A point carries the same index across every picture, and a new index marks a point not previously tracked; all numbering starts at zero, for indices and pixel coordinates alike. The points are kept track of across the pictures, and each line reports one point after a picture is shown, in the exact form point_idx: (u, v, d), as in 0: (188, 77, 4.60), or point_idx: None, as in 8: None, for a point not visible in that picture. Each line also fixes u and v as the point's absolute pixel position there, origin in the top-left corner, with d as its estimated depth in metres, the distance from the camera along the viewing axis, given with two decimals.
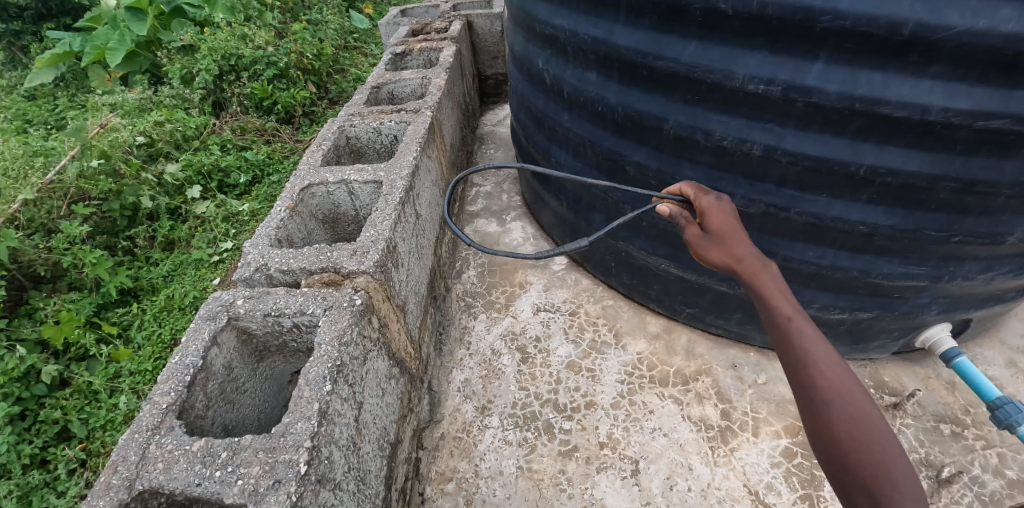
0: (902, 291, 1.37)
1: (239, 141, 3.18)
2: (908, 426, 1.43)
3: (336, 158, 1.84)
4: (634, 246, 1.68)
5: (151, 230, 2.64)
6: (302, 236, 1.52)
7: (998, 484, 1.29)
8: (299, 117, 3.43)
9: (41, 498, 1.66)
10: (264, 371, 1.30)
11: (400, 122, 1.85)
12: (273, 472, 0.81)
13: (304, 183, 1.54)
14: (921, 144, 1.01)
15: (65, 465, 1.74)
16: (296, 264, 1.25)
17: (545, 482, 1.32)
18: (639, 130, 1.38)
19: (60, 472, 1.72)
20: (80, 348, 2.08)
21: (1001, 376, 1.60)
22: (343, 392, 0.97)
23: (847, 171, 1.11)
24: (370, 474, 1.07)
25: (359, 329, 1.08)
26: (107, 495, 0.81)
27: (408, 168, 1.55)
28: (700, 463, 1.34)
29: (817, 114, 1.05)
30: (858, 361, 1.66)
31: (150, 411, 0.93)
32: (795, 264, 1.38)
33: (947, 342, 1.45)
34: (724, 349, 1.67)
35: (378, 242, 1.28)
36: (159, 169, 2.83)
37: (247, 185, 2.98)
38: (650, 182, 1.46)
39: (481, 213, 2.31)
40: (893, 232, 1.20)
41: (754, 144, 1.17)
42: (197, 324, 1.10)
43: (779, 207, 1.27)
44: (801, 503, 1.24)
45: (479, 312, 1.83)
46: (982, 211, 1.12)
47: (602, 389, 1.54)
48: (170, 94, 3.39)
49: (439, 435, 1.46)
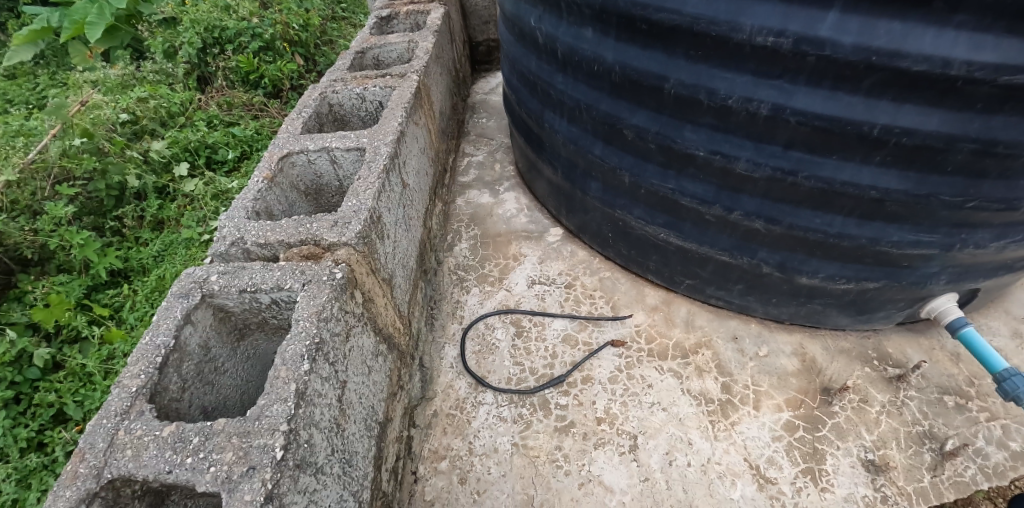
0: (910, 259, 1.31)
1: (226, 117, 3.07)
2: (911, 398, 1.39)
3: (318, 127, 1.76)
4: (632, 216, 1.62)
5: (139, 210, 2.55)
6: (283, 208, 1.46)
7: (1000, 456, 1.26)
8: (287, 92, 3.31)
9: (41, 480, 1.62)
10: (246, 351, 1.25)
11: (385, 87, 1.75)
12: (247, 459, 0.76)
13: (283, 151, 1.46)
14: (939, 101, 0.95)
15: (62, 447, 1.71)
16: (273, 237, 1.18)
17: (541, 459, 1.28)
18: (638, 90, 1.30)
19: (58, 454, 1.68)
20: (72, 330, 2.03)
21: (1006, 347, 1.56)
22: (324, 372, 0.93)
23: (860, 131, 1.04)
24: (356, 455, 1.02)
25: (340, 304, 1.02)
26: (74, 485, 0.77)
27: (393, 134, 1.47)
28: (700, 438, 1.30)
29: (829, 69, 0.98)
30: (861, 332, 1.60)
31: (118, 395, 0.88)
32: (800, 232, 1.31)
33: (954, 312, 1.40)
34: (725, 321, 1.63)
35: (361, 212, 1.21)
36: (144, 146, 2.73)
37: (235, 161, 2.88)
38: (649, 146, 1.38)
39: (473, 184, 2.24)
40: (905, 197, 1.13)
41: (762, 103, 1.09)
42: (168, 301, 1.05)
43: (785, 172, 1.19)
44: (802, 477, 1.22)
45: (473, 286, 1.77)
46: (999, 174, 1.05)
47: (599, 362, 1.50)
48: (154, 70, 3.28)
49: (432, 412, 1.42)
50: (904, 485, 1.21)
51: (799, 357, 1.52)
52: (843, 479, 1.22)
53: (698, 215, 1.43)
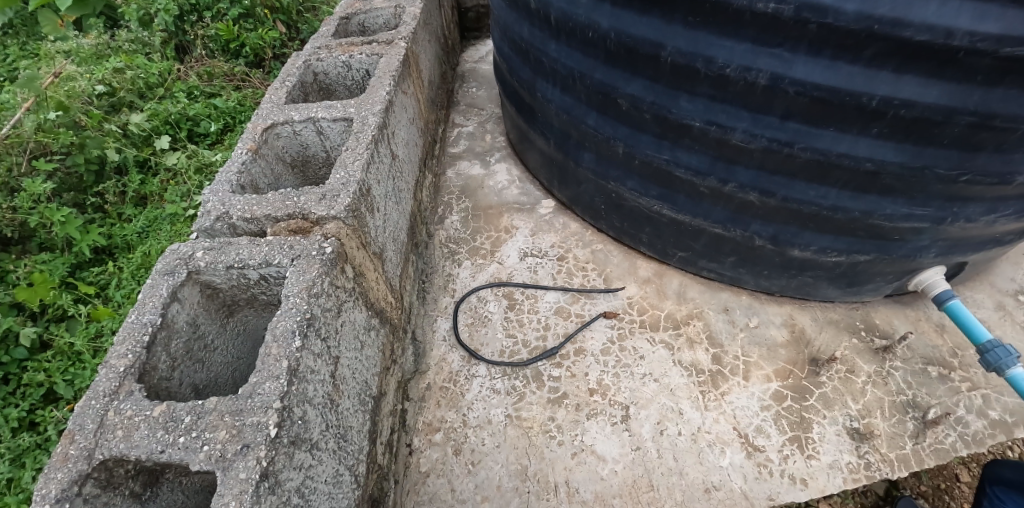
0: (902, 232, 1.31)
1: (207, 88, 2.96)
2: (897, 368, 1.41)
3: (303, 97, 1.70)
4: (625, 188, 1.60)
5: (121, 185, 2.47)
6: (269, 181, 1.42)
7: (980, 424, 1.30)
8: (269, 61, 3.19)
9: (35, 458, 1.61)
10: (235, 327, 1.24)
11: (371, 55, 1.69)
12: (241, 436, 0.75)
13: (266, 122, 1.41)
14: (940, 73, 0.93)
15: (54, 427, 1.69)
16: (259, 211, 1.15)
17: (534, 430, 1.30)
18: (634, 58, 1.26)
19: (51, 434, 1.67)
20: (58, 309, 1.98)
21: (989, 319, 1.59)
22: (316, 347, 0.91)
23: (859, 103, 1.02)
24: (350, 430, 1.03)
25: (330, 280, 1.00)
26: (65, 467, 0.75)
27: (380, 104, 1.42)
28: (691, 408, 1.32)
29: (830, 38, 0.95)
30: (850, 303, 1.62)
31: (106, 375, 0.86)
32: (794, 205, 1.30)
33: (942, 285, 1.42)
34: (716, 293, 1.64)
35: (348, 185, 1.18)
36: (123, 119, 2.64)
37: (219, 134, 2.79)
38: (643, 116, 1.35)
39: (463, 155, 2.19)
40: (900, 170, 1.13)
41: (760, 72, 1.07)
42: (153, 279, 1.02)
43: (781, 143, 1.17)
44: (789, 445, 1.25)
45: (464, 260, 1.76)
46: (995, 147, 1.05)
47: (592, 334, 1.51)
48: (129, 38, 3.15)
49: (425, 385, 1.42)
50: (887, 452, 1.24)
51: (789, 327, 1.54)
52: (829, 447, 1.25)
53: (691, 186, 1.42)
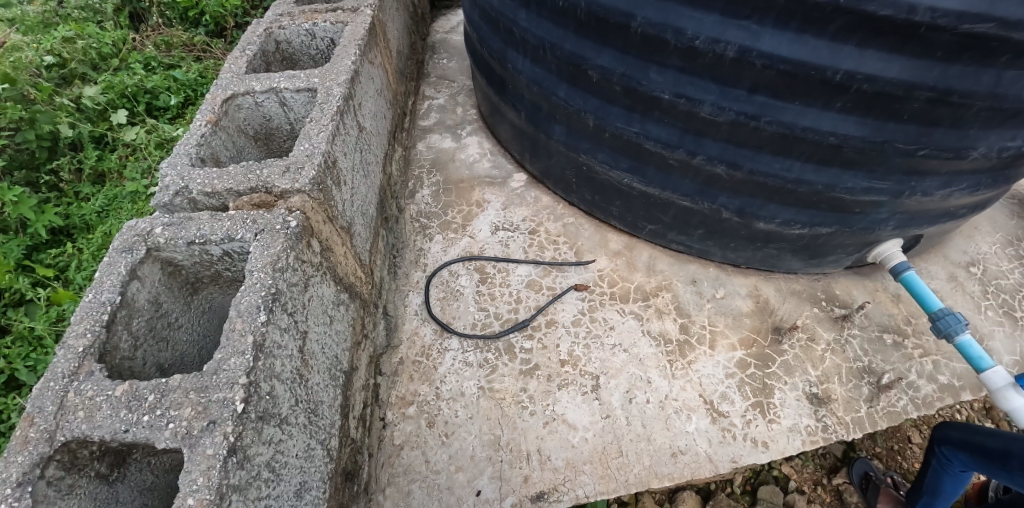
0: (862, 205, 1.35)
1: (166, 59, 2.82)
2: (854, 336, 1.48)
3: (264, 66, 1.64)
4: (596, 161, 1.60)
5: (77, 162, 2.34)
6: (231, 155, 1.37)
7: (929, 388, 1.38)
8: (231, 30, 3.05)
9: None
10: (199, 305, 1.21)
11: (336, 23, 1.63)
12: (207, 413, 0.74)
13: (226, 93, 1.35)
14: (902, 47, 0.95)
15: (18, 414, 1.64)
16: (220, 185, 1.11)
17: (506, 401, 1.32)
18: (605, 29, 1.25)
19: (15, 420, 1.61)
20: (15, 293, 1.89)
21: (942, 289, 1.67)
22: (282, 322, 0.90)
23: (824, 77, 1.03)
24: (321, 405, 1.03)
25: (296, 254, 0.98)
26: (25, 450, 0.73)
27: (345, 74, 1.37)
28: (659, 376, 1.37)
29: (797, 10, 0.96)
30: (813, 275, 1.68)
31: (64, 356, 0.83)
32: (760, 178, 1.33)
33: (898, 257, 1.48)
34: (685, 265, 1.68)
35: (313, 157, 1.15)
36: (76, 93, 2.49)
37: (180, 108, 2.67)
38: (614, 88, 1.35)
39: (434, 128, 2.15)
40: (862, 144, 1.15)
41: (729, 45, 1.07)
42: (110, 257, 0.98)
43: (749, 116, 1.18)
44: (751, 410, 1.30)
45: (436, 234, 1.74)
46: (951, 123, 1.08)
47: (563, 306, 1.53)
48: (78, 5, 2.96)
49: (398, 360, 1.43)
50: (843, 415, 1.31)
51: (754, 298, 1.59)
52: (788, 411, 1.31)
53: (661, 159, 1.43)
